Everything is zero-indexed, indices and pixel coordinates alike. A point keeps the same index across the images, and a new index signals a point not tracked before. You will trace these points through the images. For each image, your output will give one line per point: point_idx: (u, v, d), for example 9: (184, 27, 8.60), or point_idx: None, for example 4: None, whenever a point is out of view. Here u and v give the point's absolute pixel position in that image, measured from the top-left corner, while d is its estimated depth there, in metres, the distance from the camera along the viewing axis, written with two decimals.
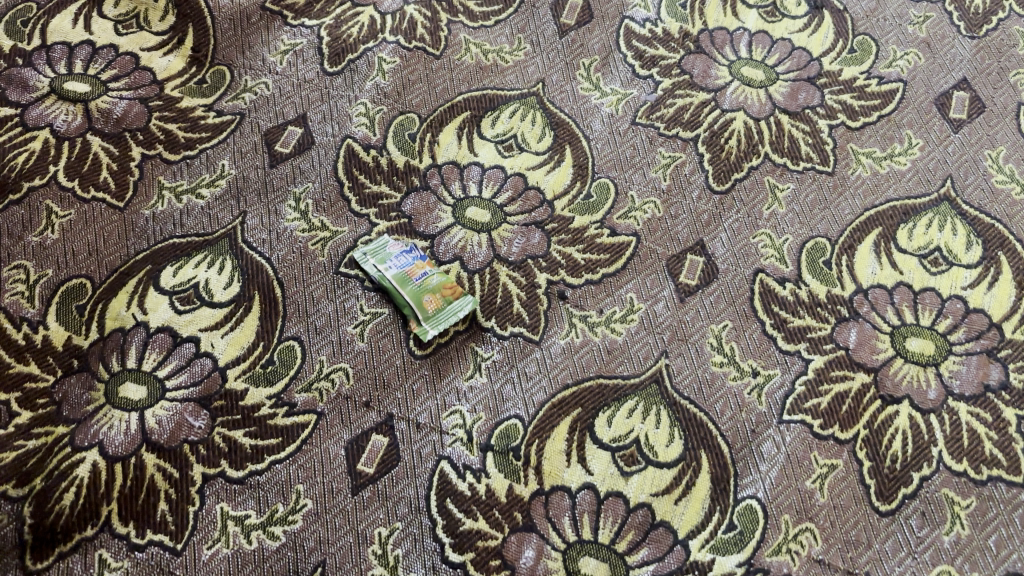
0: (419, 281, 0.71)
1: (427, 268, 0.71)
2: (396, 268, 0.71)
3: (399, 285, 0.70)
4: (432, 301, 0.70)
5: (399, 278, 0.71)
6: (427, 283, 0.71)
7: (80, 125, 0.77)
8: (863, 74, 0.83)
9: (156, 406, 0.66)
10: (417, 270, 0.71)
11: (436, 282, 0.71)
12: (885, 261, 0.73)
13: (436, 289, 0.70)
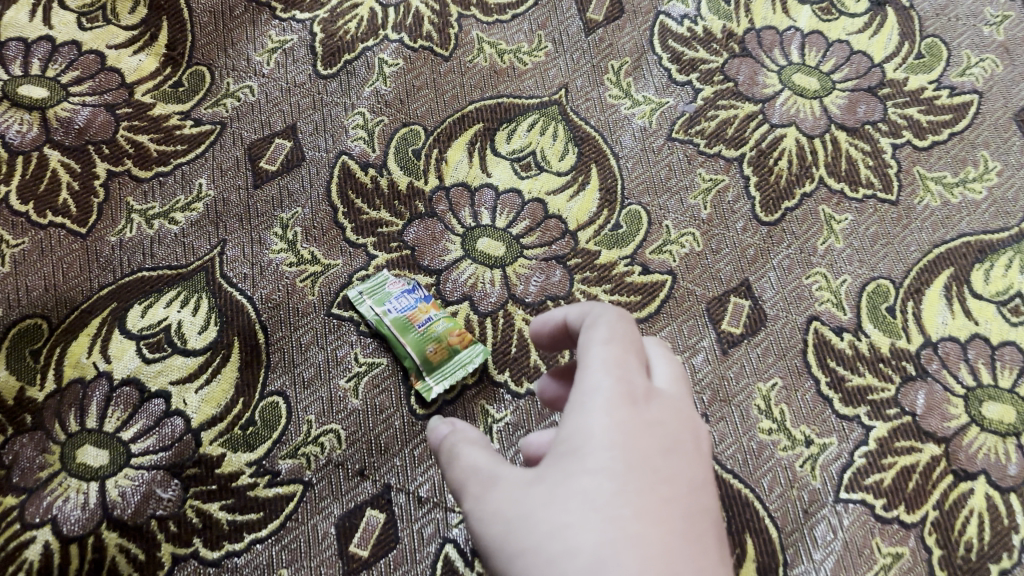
0: (423, 327, 0.61)
1: (432, 311, 0.62)
2: (397, 311, 0.62)
3: (400, 332, 0.61)
4: (437, 352, 0.61)
5: (400, 323, 0.61)
6: (432, 329, 0.61)
7: (36, 137, 0.67)
8: (931, 84, 0.72)
9: (119, 474, 0.57)
10: (420, 315, 0.62)
11: (443, 327, 0.61)
12: (958, 309, 0.64)
13: (442, 336, 0.61)
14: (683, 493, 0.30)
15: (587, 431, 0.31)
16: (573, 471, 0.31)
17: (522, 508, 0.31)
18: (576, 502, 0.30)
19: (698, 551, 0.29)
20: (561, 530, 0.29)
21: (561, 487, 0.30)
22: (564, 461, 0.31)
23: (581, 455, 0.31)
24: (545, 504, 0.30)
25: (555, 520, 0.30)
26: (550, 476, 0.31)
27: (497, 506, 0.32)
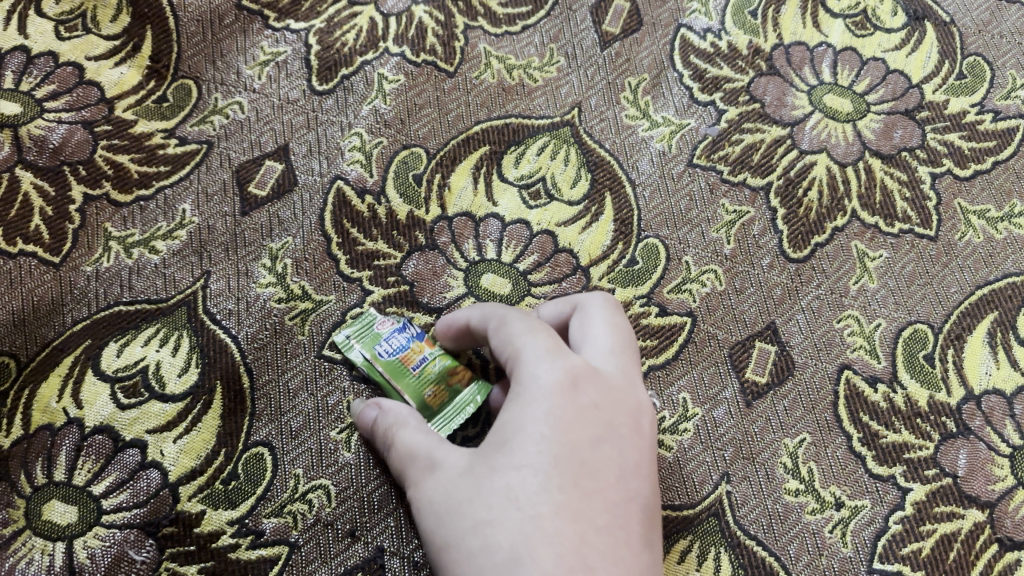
0: (418, 369, 0.54)
1: (428, 350, 0.55)
2: (390, 353, 0.55)
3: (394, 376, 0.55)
4: (437, 395, 0.54)
5: (391, 368, 0.55)
6: (428, 369, 0.55)
7: (8, 157, 0.62)
8: (974, 107, 0.67)
9: (89, 534, 0.53)
10: (414, 355, 0.55)
11: (439, 367, 0.55)
12: (1003, 358, 0.59)
13: (440, 377, 0.54)
14: (601, 485, 0.39)
15: (524, 421, 0.40)
16: (495, 464, 0.40)
17: (451, 496, 0.40)
18: (500, 493, 0.38)
19: (606, 525, 0.38)
20: (487, 524, 0.38)
21: (481, 467, 0.40)
22: (494, 459, 0.40)
23: (506, 443, 0.40)
24: (472, 495, 0.39)
25: (481, 515, 0.38)
26: (478, 470, 0.40)
27: (421, 489, 0.42)
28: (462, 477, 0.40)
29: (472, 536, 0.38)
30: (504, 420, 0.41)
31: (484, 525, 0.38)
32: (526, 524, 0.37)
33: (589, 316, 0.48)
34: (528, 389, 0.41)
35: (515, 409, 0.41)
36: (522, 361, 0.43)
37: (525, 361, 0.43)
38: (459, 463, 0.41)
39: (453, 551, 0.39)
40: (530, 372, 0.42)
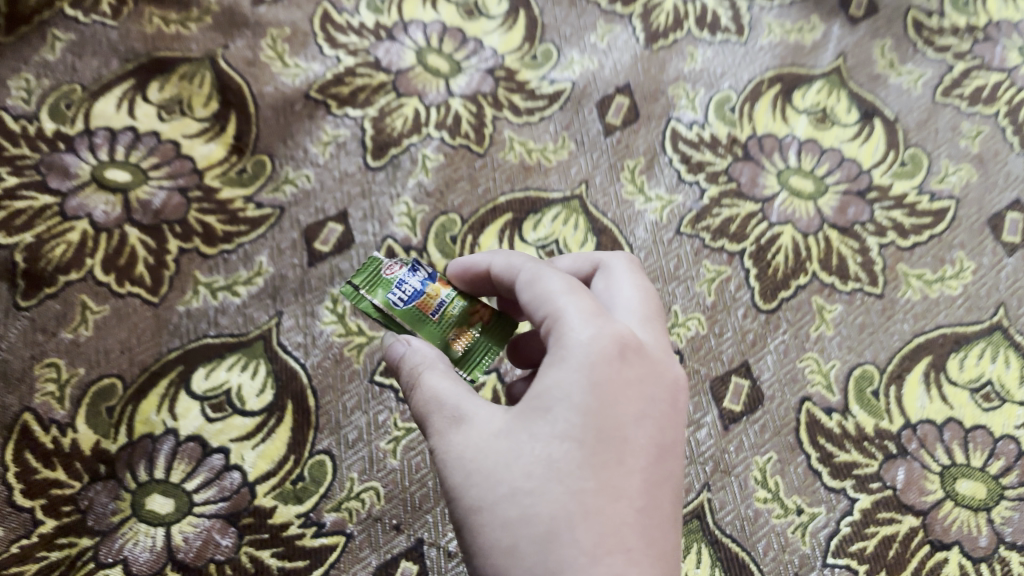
0: (438, 314, 0.51)
1: (443, 292, 0.51)
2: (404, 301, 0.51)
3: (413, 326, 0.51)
4: (460, 338, 0.50)
5: (410, 316, 0.51)
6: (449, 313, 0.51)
7: (119, 216, 0.76)
8: (914, 190, 0.81)
9: (183, 521, 0.64)
10: (432, 299, 0.51)
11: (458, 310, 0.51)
12: (935, 394, 0.71)
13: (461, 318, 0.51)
14: (635, 461, 0.42)
15: (566, 393, 0.42)
16: (535, 433, 0.42)
17: (485, 460, 0.42)
18: (539, 462, 0.41)
19: (640, 503, 0.41)
20: (527, 492, 0.40)
21: (519, 435, 0.42)
22: (536, 426, 0.42)
23: (544, 412, 0.42)
24: (509, 460, 0.41)
25: (519, 484, 0.41)
26: (519, 435, 0.42)
27: (450, 445, 0.43)
28: (498, 441, 0.42)
29: (507, 502, 0.41)
30: (543, 387, 0.43)
31: (520, 492, 0.40)
32: (564, 497, 0.40)
33: (618, 277, 0.49)
34: (567, 358, 0.43)
35: (555, 377, 0.43)
36: (560, 324, 0.44)
37: (564, 326, 0.44)
38: (493, 426, 0.43)
39: (484, 513, 0.41)
40: (570, 339, 0.43)
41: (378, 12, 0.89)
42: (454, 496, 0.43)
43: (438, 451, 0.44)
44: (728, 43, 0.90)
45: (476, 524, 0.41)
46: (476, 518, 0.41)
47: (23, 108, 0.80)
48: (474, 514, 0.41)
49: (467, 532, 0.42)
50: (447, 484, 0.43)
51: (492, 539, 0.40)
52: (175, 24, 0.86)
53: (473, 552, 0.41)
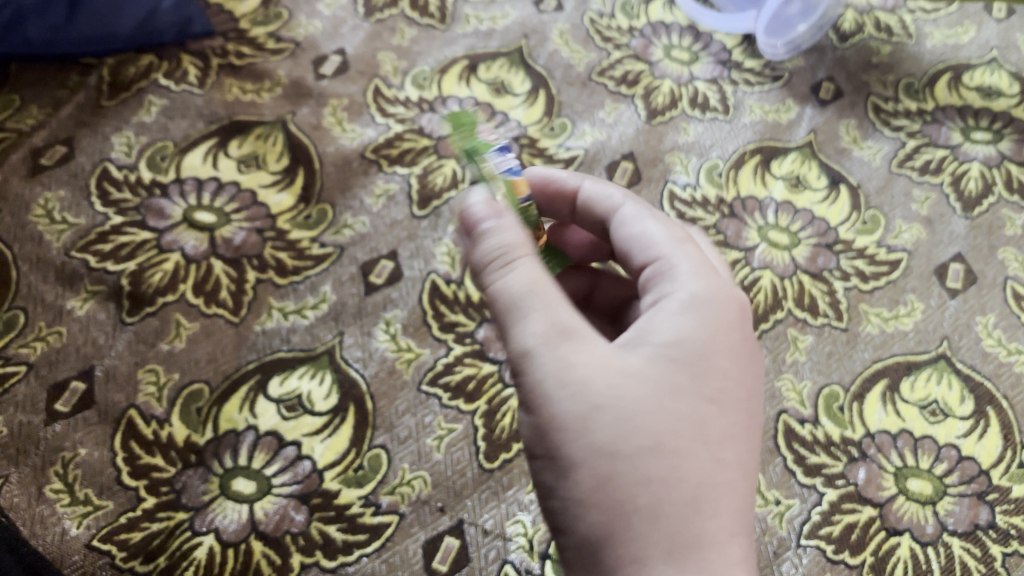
0: (524, 203, 0.58)
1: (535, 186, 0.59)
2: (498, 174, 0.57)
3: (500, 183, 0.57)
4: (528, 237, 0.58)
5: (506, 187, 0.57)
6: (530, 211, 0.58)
7: (206, 250, 0.90)
8: (874, 243, 0.96)
9: (264, 499, 0.77)
10: (525, 189, 0.58)
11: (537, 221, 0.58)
12: (891, 409, 0.85)
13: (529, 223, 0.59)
14: (746, 437, 0.48)
15: (705, 359, 0.48)
16: (668, 388, 0.46)
17: (632, 408, 0.45)
18: (677, 421, 0.45)
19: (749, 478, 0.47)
20: (673, 451, 0.45)
21: (651, 386, 0.46)
22: (681, 385, 0.46)
23: (677, 373, 0.47)
24: (657, 415, 0.45)
25: (667, 442, 0.45)
26: (665, 392, 0.46)
27: (576, 378, 0.46)
28: (634, 389, 0.46)
29: (648, 458, 0.44)
30: (675, 344, 0.48)
31: (661, 450, 0.45)
32: (699, 466, 0.45)
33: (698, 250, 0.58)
34: (704, 320, 0.49)
35: (689, 334, 0.48)
36: (682, 274, 0.51)
37: (690, 284, 0.50)
38: (626, 372, 0.46)
39: (617, 462, 0.44)
40: (704, 298, 0.49)
41: (421, 88, 1.05)
42: (580, 433, 0.45)
43: (558, 377, 0.46)
44: (716, 120, 1.06)
45: (604, 472, 0.44)
46: (607, 466, 0.44)
47: (126, 160, 0.96)
48: (605, 461, 0.44)
49: (592, 477, 0.45)
50: (569, 417, 0.45)
51: (636, 492, 0.44)
52: (251, 93, 1.02)
53: (606, 502, 0.44)
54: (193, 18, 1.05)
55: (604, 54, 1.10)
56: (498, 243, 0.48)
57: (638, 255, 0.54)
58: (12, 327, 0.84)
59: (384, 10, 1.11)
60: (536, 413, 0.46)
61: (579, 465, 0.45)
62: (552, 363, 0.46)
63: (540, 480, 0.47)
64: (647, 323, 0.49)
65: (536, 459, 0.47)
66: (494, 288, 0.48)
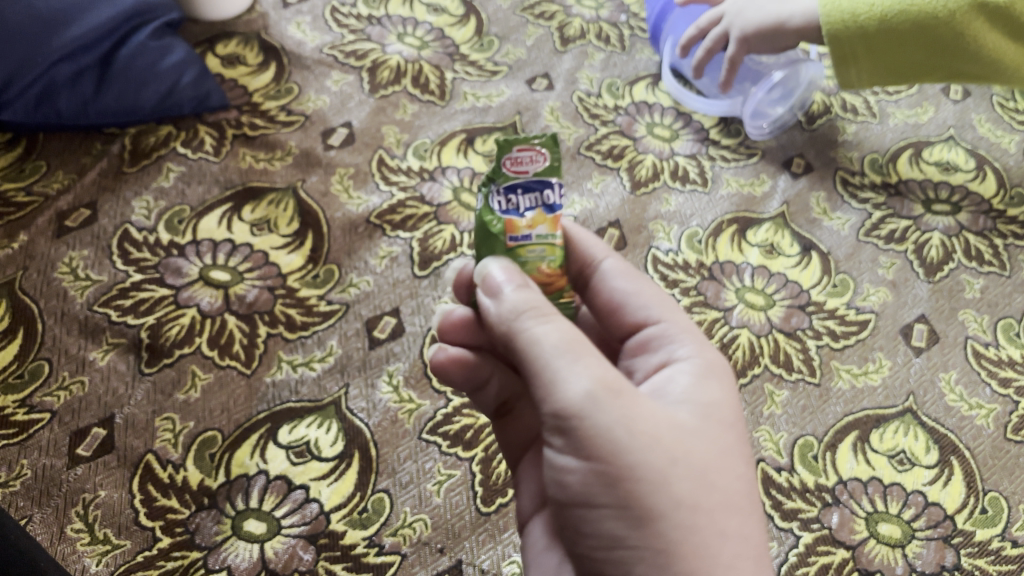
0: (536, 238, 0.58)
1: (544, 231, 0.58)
2: (523, 186, 0.58)
3: (534, 183, 0.58)
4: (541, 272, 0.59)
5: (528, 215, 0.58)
6: (549, 247, 0.59)
7: (220, 306, 0.96)
8: (844, 305, 1.03)
9: (274, 539, 0.82)
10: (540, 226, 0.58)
11: (557, 258, 0.59)
12: (861, 458, 0.91)
13: (541, 255, 0.58)
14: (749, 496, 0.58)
15: (729, 426, 0.57)
16: (717, 449, 0.55)
17: (699, 463, 0.53)
18: (728, 478, 0.54)
19: None
20: (732, 504, 0.53)
21: (707, 446, 0.54)
22: (721, 445, 0.55)
23: (720, 436, 0.56)
24: (716, 470, 0.53)
25: (727, 494, 0.53)
26: (715, 451, 0.54)
27: (648, 431, 0.51)
28: (696, 447, 0.53)
29: (718, 512, 0.52)
30: (712, 411, 0.57)
31: (724, 505, 0.53)
32: (747, 520, 0.54)
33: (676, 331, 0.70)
34: (725, 392, 0.59)
35: (719, 402, 0.58)
36: (692, 347, 0.62)
37: (707, 358, 0.61)
38: (685, 432, 0.54)
39: (696, 513, 0.51)
40: (719, 375, 0.60)
41: (422, 159, 1.12)
42: (663, 483, 0.50)
43: (630, 427, 0.50)
44: (696, 191, 1.13)
45: (686, 521, 0.50)
46: (688, 515, 0.51)
47: (145, 223, 1.02)
48: (685, 512, 0.51)
49: (675, 526, 0.50)
50: (649, 467, 0.50)
51: (713, 536, 0.51)
52: (264, 162, 1.09)
53: (692, 548, 0.50)
54: (212, 92, 1.12)
55: (592, 130, 1.19)
56: (531, 303, 0.54)
57: (635, 313, 0.66)
58: (37, 377, 0.89)
59: (388, 87, 1.19)
60: (607, 463, 0.50)
61: (662, 515, 0.50)
62: (621, 414, 0.50)
63: (601, 530, 0.51)
64: (679, 388, 0.58)
65: (600, 510, 0.51)
66: (526, 340, 0.52)
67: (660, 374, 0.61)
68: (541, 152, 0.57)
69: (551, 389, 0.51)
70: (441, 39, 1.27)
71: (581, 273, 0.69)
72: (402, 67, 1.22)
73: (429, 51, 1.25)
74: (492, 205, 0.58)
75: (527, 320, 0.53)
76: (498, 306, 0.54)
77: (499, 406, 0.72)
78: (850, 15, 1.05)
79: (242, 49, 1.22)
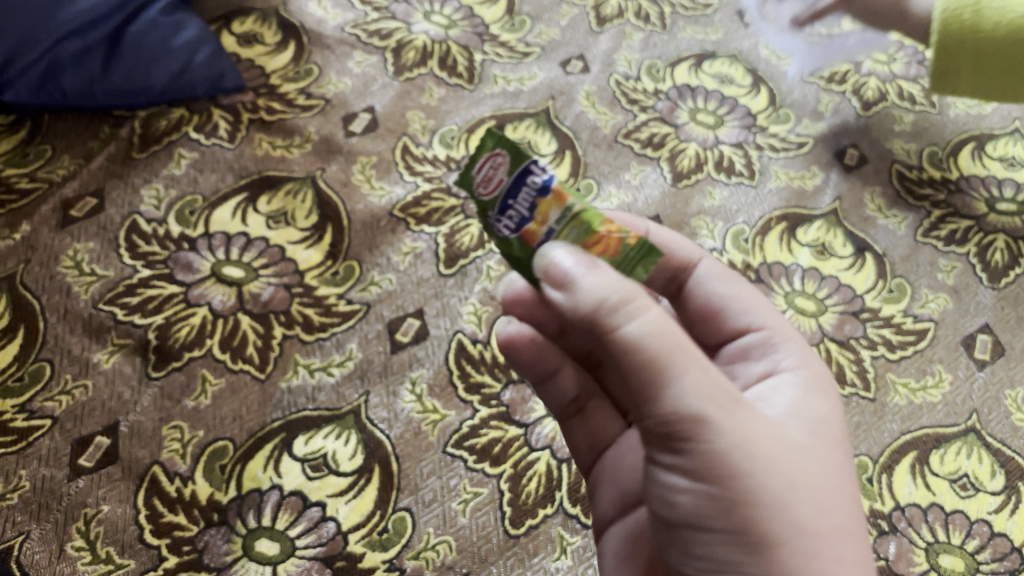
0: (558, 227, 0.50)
1: (555, 217, 0.50)
2: (508, 194, 0.50)
3: (513, 186, 0.50)
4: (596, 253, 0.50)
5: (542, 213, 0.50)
6: (577, 224, 0.50)
7: (233, 305, 0.90)
8: (901, 312, 0.96)
9: (288, 561, 0.76)
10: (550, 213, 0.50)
11: (591, 224, 0.50)
12: (920, 482, 0.84)
13: (575, 238, 0.50)
14: None
15: (840, 446, 0.52)
16: (832, 468, 0.50)
17: (820, 488, 0.48)
18: (846, 501, 0.49)
19: None
20: (853, 530, 0.48)
21: (824, 467, 0.49)
22: (837, 467, 0.50)
23: (832, 453, 0.51)
24: (835, 495, 0.48)
25: (847, 520, 0.48)
26: (832, 473, 0.49)
27: (765, 450, 0.46)
28: (813, 468, 0.48)
29: (842, 542, 0.47)
30: (823, 427, 0.53)
31: (846, 531, 0.48)
32: (865, 545, 0.49)
33: None
34: (833, 409, 0.55)
35: (828, 417, 0.54)
36: (796, 356, 0.59)
37: (815, 372, 0.58)
38: (803, 451, 0.48)
39: (820, 542, 0.46)
40: (825, 394, 0.56)
41: (449, 147, 1.05)
42: (782, 508, 0.45)
43: (747, 447, 0.45)
44: (742, 184, 1.06)
45: (810, 550, 0.45)
46: (812, 544, 0.45)
47: (155, 213, 0.96)
48: (809, 540, 0.45)
49: (801, 555, 0.45)
50: (768, 492, 0.45)
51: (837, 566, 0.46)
52: (281, 149, 1.03)
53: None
54: (226, 72, 1.06)
55: (630, 117, 1.11)
56: (621, 290, 0.44)
57: (737, 319, 0.62)
58: (38, 380, 0.83)
59: (413, 69, 1.12)
60: (723, 487, 0.44)
61: (784, 543, 0.45)
62: (737, 433, 0.45)
63: (711, 558, 0.46)
64: (785, 402, 0.54)
65: (711, 536, 0.45)
66: (618, 342, 0.44)
67: (764, 384, 0.57)
68: (497, 153, 0.50)
69: (655, 402, 0.44)
70: (470, 18, 1.20)
71: (677, 275, 0.65)
72: (429, 48, 1.15)
73: (457, 31, 1.18)
74: (503, 235, 0.51)
75: (618, 315, 0.44)
76: (572, 297, 0.45)
77: (567, 401, 0.66)
78: (969, 26, 0.99)
79: (259, 27, 1.15)
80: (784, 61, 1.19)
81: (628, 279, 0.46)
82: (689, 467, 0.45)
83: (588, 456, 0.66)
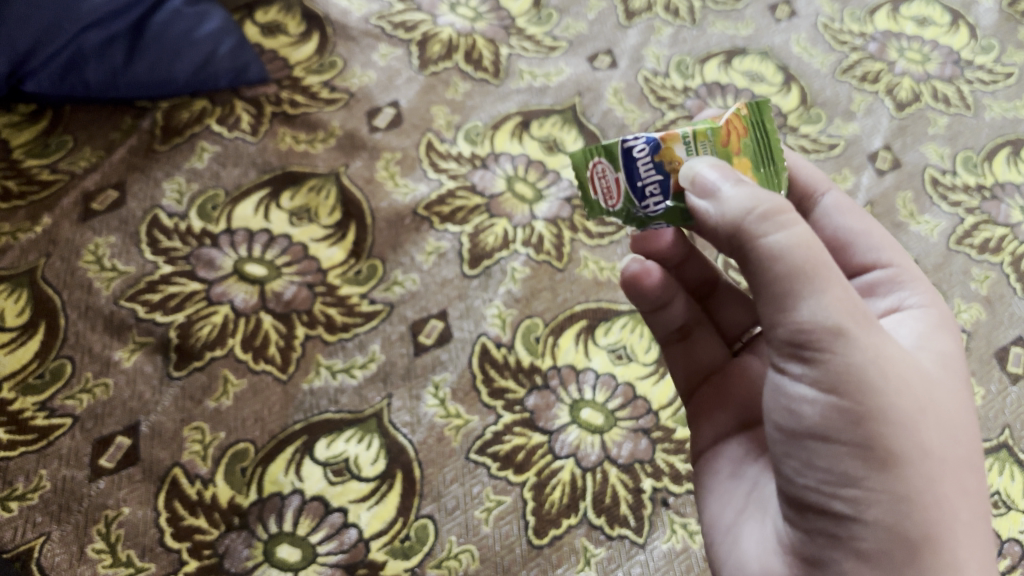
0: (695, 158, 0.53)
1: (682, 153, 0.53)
2: (631, 176, 0.55)
3: (628, 169, 0.55)
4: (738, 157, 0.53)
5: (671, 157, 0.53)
6: (702, 139, 0.53)
7: (255, 304, 0.89)
8: None
9: (308, 568, 0.76)
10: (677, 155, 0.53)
11: (712, 136, 0.53)
12: None
13: (712, 150, 0.53)
14: None
15: (961, 383, 0.51)
16: (956, 400, 0.48)
17: (945, 418, 0.46)
18: (966, 435, 0.47)
19: None
20: (969, 465, 0.47)
21: (949, 397, 0.47)
22: (960, 400, 0.49)
23: (956, 386, 0.49)
24: (956, 426, 0.47)
25: (967, 455, 0.47)
26: (957, 407, 0.48)
27: (899, 369, 0.44)
28: (940, 396, 0.46)
29: (960, 471, 0.45)
30: (949, 361, 0.51)
31: (964, 460, 0.46)
32: (979, 479, 0.47)
33: None
34: (955, 345, 0.53)
35: (955, 354, 0.52)
36: (922, 296, 0.57)
37: (941, 311, 0.56)
38: (931, 379, 0.47)
39: (940, 465, 0.44)
40: (949, 333, 0.54)
41: (474, 144, 1.03)
42: (912, 428, 0.43)
43: (881, 363, 0.43)
44: None
45: (930, 472, 0.44)
46: (933, 468, 0.44)
47: (177, 208, 0.95)
48: (931, 463, 0.44)
49: (921, 475, 0.43)
50: (899, 409, 0.43)
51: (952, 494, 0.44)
52: (304, 144, 1.01)
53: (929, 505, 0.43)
54: (249, 64, 1.04)
55: (658, 114, 1.09)
56: (771, 203, 0.44)
57: (863, 255, 0.61)
58: (59, 378, 0.83)
59: (438, 63, 1.11)
60: (853, 399, 0.42)
61: (910, 462, 0.43)
62: (874, 350, 0.43)
63: (830, 468, 0.43)
64: (910, 335, 0.53)
65: (834, 448, 0.43)
66: (761, 253, 0.44)
67: (892, 319, 0.55)
68: (599, 164, 0.57)
69: (791, 311, 0.43)
70: (496, 11, 1.18)
71: (802, 204, 0.64)
72: (454, 41, 1.13)
73: (483, 24, 1.16)
74: (661, 208, 0.55)
75: (766, 224, 0.44)
76: (720, 208, 0.46)
77: (672, 329, 0.66)
78: None
79: (283, 17, 1.13)
80: (816, 59, 1.17)
81: (779, 197, 0.46)
82: (818, 377, 0.43)
83: (685, 383, 0.65)
